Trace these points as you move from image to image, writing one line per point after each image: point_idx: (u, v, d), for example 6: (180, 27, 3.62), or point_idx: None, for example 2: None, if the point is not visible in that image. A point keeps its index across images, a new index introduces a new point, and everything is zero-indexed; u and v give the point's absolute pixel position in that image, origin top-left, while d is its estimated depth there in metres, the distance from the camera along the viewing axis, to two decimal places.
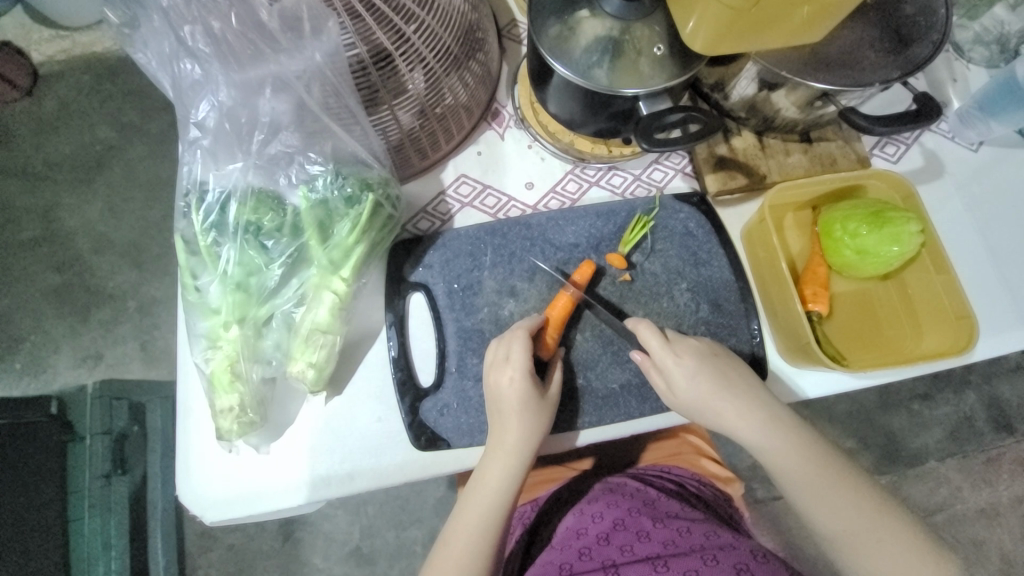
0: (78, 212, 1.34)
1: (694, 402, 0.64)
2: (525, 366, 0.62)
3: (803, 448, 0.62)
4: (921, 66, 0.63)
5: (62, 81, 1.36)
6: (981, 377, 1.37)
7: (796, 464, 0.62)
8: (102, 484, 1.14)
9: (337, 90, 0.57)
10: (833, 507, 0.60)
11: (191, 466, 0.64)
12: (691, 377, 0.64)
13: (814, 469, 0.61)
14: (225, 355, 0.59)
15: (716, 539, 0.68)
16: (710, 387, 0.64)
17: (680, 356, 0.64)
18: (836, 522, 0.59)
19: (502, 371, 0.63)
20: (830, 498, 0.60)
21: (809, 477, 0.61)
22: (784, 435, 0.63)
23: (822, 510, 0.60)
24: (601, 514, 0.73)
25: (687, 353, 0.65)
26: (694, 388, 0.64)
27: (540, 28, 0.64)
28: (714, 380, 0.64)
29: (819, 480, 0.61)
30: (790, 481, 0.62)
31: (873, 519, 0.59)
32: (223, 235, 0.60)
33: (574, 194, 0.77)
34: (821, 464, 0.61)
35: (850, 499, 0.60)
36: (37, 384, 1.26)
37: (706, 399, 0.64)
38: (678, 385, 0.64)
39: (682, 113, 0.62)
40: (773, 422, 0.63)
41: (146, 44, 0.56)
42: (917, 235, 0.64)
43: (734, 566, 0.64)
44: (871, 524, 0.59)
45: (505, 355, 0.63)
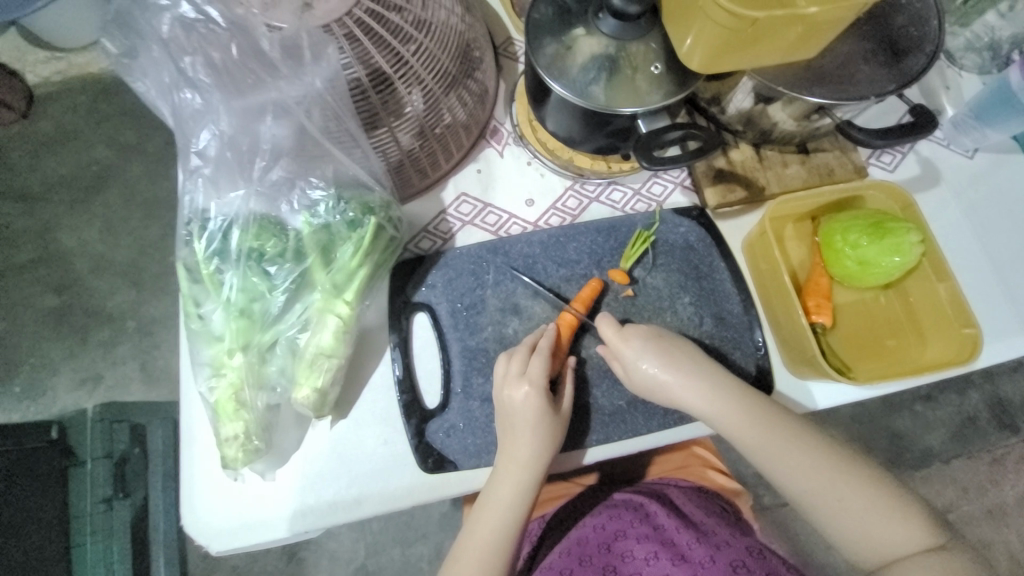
0: (77, 234, 1.33)
1: (645, 381, 0.63)
2: (543, 379, 0.62)
3: (760, 415, 0.61)
4: (915, 78, 0.64)
5: (59, 103, 1.37)
6: (982, 377, 1.37)
7: (748, 429, 0.61)
8: (105, 509, 1.14)
9: (337, 114, 0.58)
10: (791, 464, 0.59)
11: (195, 497, 0.63)
12: (641, 359, 0.63)
13: (769, 430, 0.60)
14: (229, 383, 0.59)
15: (714, 539, 0.68)
16: (659, 366, 0.63)
17: (629, 340, 0.64)
18: (798, 479, 0.59)
19: (516, 386, 0.62)
20: (790, 457, 0.59)
21: (764, 441, 0.60)
22: (735, 403, 0.62)
23: (782, 468, 0.60)
24: (604, 525, 0.72)
25: (635, 337, 0.64)
26: (647, 372, 0.63)
27: (537, 48, 0.65)
28: (659, 358, 0.63)
29: (773, 437, 0.60)
30: (744, 445, 0.61)
31: (833, 472, 0.59)
32: (225, 262, 0.60)
33: (574, 210, 0.78)
34: (773, 423, 0.61)
35: (808, 453, 0.59)
36: (37, 408, 1.25)
37: (657, 380, 0.63)
38: (636, 370, 0.64)
39: (681, 130, 0.62)
40: (719, 392, 0.62)
41: (147, 74, 0.56)
42: (917, 245, 0.64)
43: (730, 564, 0.64)
44: (829, 475, 0.58)
45: (518, 372, 0.63)
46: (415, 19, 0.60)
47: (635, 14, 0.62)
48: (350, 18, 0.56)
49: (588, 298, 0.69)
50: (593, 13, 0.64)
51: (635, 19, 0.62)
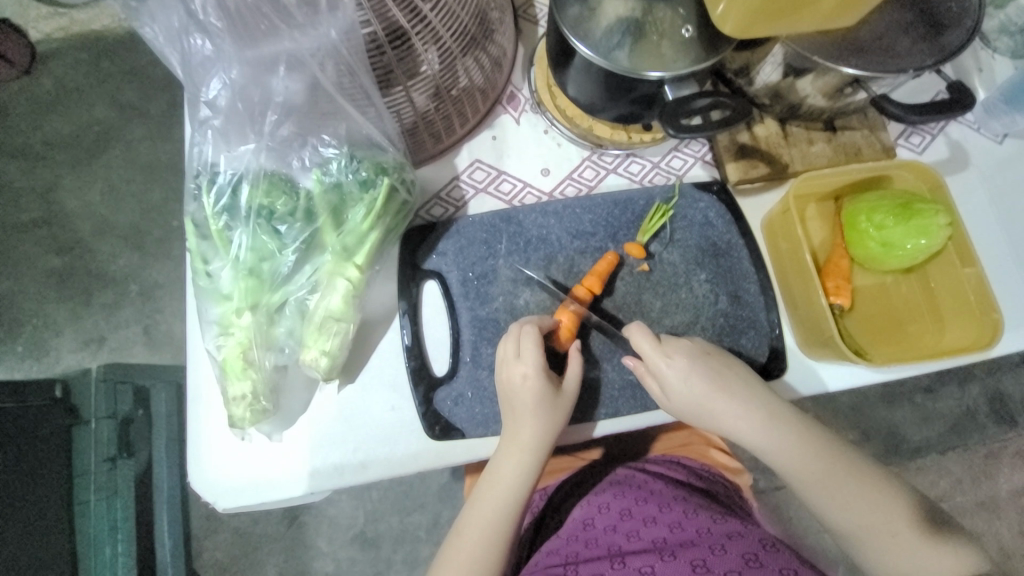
0: (79, 194, 1.31)
1: (686, 401, 0.62)
2: (538, 363, 0.61)
3: (811, 447, 0.61)
4: (954, 53, 0.61)
5: (60, 59, 1.33)
6: (984, 371, 1.37)
7: (798, 461, 0.61)
8: (109, 468, 1.14)
9: (352, 69, 0.55)
10: (841, 499, 0.59)
11: (201, 455, 0.63)
12: (684, 379, 0.62)
13: (819, 463, 0.60)
14: (237, 342, 0.58)
15: (724, 527, 0.68)
16: (704, 388, 0.62)
17: (671, 356, 0.62)
18: (848, 514, 0.59)
19: (514, 369, 0.61)
20: (840, 492, 0.59)
21: (813, 473, 0.60)
22: (785, 432, 0.61)
23: (832, 503, 0.60)
24: (609, 504, 0.73)
25: (678, 353, 0.63)
26: (689, 392, 0.62)
27: (561, 8, 0.62)
28: (706, 379, 0.62)
29: (823, 470, 0.60)
30: (794, 475, 0.61)
31: (884, 509, 0.58)
32: (235, 219, 0.58)
33: (591, 181, 0.76)
34: (823, 456, 0.61)
35: (858, 488, 0.59)
36: (41, 367, 1.26)
37: (702, 402, 0.62)
38: (675, 389, 0.63)
39: (711, 98, 0.59)
40: (770, 419, 0.61)
41: (154, 18, 0.54)
42: (945, 228, 0.62)
43: (742, 555, 0.64)
44: (880, 513, 0.58)
45: (515, 353, 0.62)
46: None
47: None
48: None
49: (602, 273, 0.67)
50: None
51: None
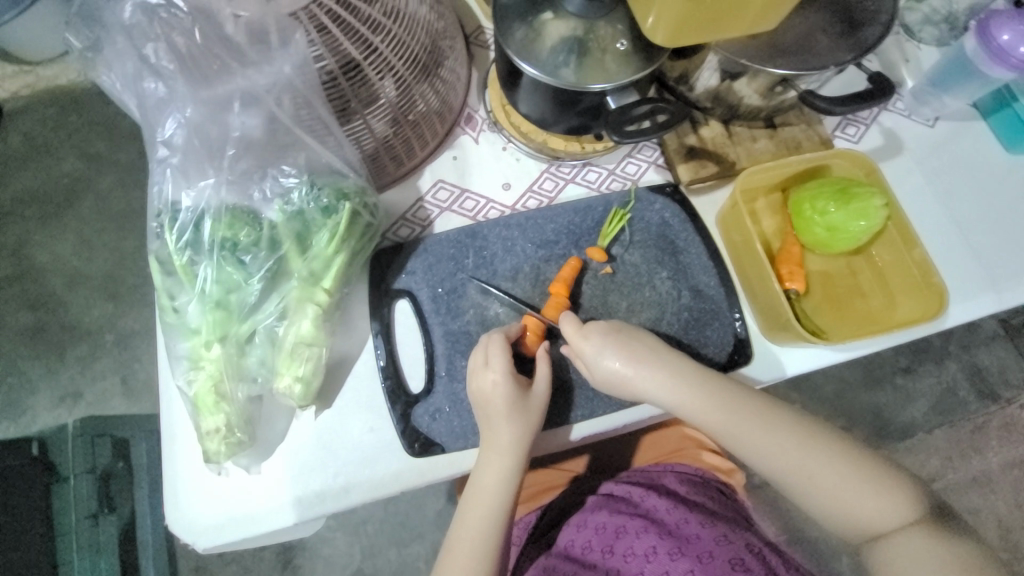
0: (50, 248, 1.30)
1: (611, 378, 0.64)
2: (505, 367, 0.62)
3: (727, 402, 0.62)
4: (872, 48, 0.66)
5: (26, 116, 1.34)
6: (959, 348, 1.41)
7: (720, 419, 0.62)
8: (90, 525, 1.12)
9: (308, 101, 0.58)
10: (767, 447, 0.61)
11: (179, 495, 0.62)
12: (600, 356, 0.64)
13: (737, 415, 0.62)
14: (208, 375, 0.58)
15: (713, 532, 0.69)
16: (622, 363, 0.63)
17: (588, 337, 0.64)
18: (774, 460, 0.60)
19: (484, 375, 0.62)
20: (765, 442, 0.61)
21: (732, 426, 0.62)
22: (707, 393, 0.63)
23: (754, 453, 0.61)
24: (604, 523, 0.73)
25: (594, 334, 0.64)
26: (608, 366, 0.64)
27: (506, 31, 0.65)
28: (618, 352, 0.64)
29: (741, 422, 0.61)
30: (716, 431, 0.62)
31: (808, 448, 0.60)
32: (199, 253, 0.58)
33: (551, 192, 0.78)
34: (743, 407, 0.62)
35: (782, 432, 0.61)
36: (15, 427, 1.22)
37: (621, 374, 0.64)
38: (598, 368, 0.64)
39: (649, 104, 0.63)
40: (684, 384, 0.63)
41: (110, 66, 0.55)
42: (882, 208, 0.66)
43: (730, 560, 0.66)
44: (804, 452, 0.60)
45: (484, 360, 0.63)
46: (386, 8, 0.60)
47: None
48: (318, 6, 0.56)
49: (567, 278, 0.69)
50: None
51: None
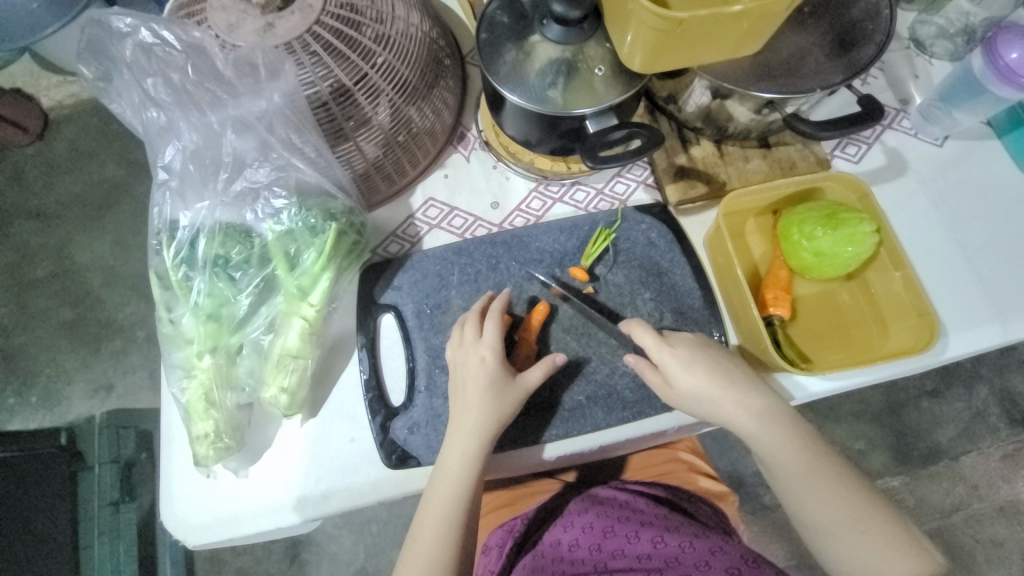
0: (89, 249, 1.40)
1: (690, 393, 0.63)
2: (497, 345, 0.65)
3: (795, 438, 0.61)
4: (866, 67, 0.64)
5: (72, 124, 1.45)
6: (990, 371, 1.34)
7: (782, 451, 0.61)
8: (112, 511, 1.20)
9: (298, 127, 0.62)
10: (822, 496, 0.59)
11: (172, 494, 0.66)
12: (686, 366, 0.64)
13: (802, 453, 0.60)
14: (199, 383, 0.62)
15: (707, 544, 0.68)
16: (705, 377, 0.63)
17: (674, 347, 0.65)
18: (824, 506, 0.58)
19: (473, 348, 0.65)
20: (820, 491, 0.59)
21: (794, 461, 0.60)
22: (778, 426, 0.62)
23: (808, 494, 0.59)
24: (592, 524, 0.74)
25: (680, 344, 0.65)
26: (690, 377, 0.63)
27: (491, 55, 0.67)
28: (707, 367, 0.64)
29: (804, 461, 0.60)
30: (775, 462, 0.61)
31: (861, 512, 0.58)
32: (193, 269, 0.62)
33: (538, 211, 0.80)
34: (812, 449, 0.61)
35: (843, 489, 0.59)
36: (53, 416, 1.31)
37: (702, 386, 0.63)
38: (678, 376, 0.64)
39: (625, 130, 0.64)
40: (767, 409, 0.62)
41: (120, 95, 0.61)
42: (872, 235, 0.64)
43: (725, 569, 0.64)
44: (857, 515, 0.58)
45: (477, 335, 0.66)
46: (376, 35, 0.65)
47: (578, 19, 0.63)
48: (311, 35, 0.61)
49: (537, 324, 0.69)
50: (541, 19, 0.65)
51: (578, 23, 0.63)
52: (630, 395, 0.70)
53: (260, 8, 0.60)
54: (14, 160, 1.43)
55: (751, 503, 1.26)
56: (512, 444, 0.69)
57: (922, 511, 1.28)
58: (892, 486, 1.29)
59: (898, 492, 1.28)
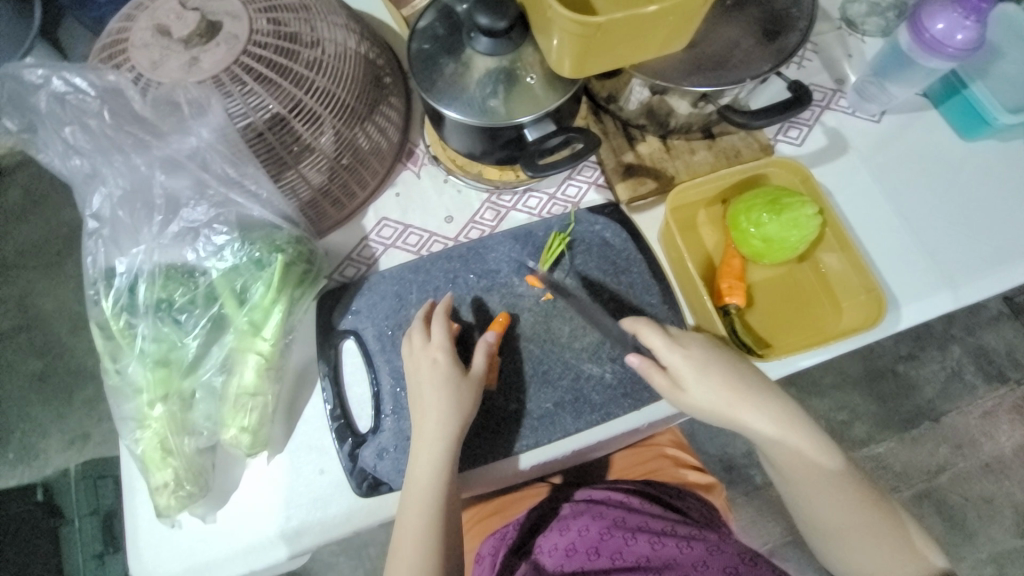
0: (51, 296, 1.36)
1: (706, 400, 0.62)
2: (446, 344, 0.65)
3: (811, 446, 0.62)
4: (793, 53, 0.65)
5: (22, 171, 1.41)
6: (961, 331, 1.38)
7: (799, 459, 0.62)
8: (96, 564, 1.19)
9: (234, 161, 0.62)
10: (831, 501, 0.61)
11: (139, 548, 0.64)
12: (701, 372, 0.62)
13: (818, 460, 0.62)
14: (154, 433, 0.60)
15: (705, 544, 0.69)
16: (723, 383, 0.62)
17: (687, 348, 0.63)
18: (834, 511, 0.61)
19: (421, 354, 0.65)
20: (832, 498, 0.61)
21: (810, 469, 0.62)
22: (795, 432, 0.62)
23: (821, 499, 0.61)
24: (589, 527, 0.72)
25: (694, 347, 0.63)
26: (705, 382, 0.62)
27: (426, 71, 0.66)
28: (724, 373, 0.62)
29: (818, 468, 0.61)
30: (791, 468, 0.62)
31: (867, 517, 0.61)
32: (135, 315, 0.60)
33: (492, 221, 0.79)
34: (826, 457, 0.62)
35: (853, 494, 0.61)
36: (35, 470, 1.26)
37: (719, 393, 0.62)
38: (692, 380, 0.62)
39: (563, 135, 0.64)
40: (784, 417, 0.62)
41: (45, 144, 0.59)
42: (814, 218, 0.66)
43: (724, 569, 0.65)
44: (866, 519, 0.61)
45: (425, 339, 0.66)
46: (308, 60, 0.64)
47: (504, 30, 0.62)
48: (237, 66, 0.60)
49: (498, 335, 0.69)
50: (469, 33, 0.65)
51: (505, 34, 0.63)
52: (598, 398, 0.70)
53: (183, 43, 0.59)
54: None
55: (743, 484, 1.27)
56: (485, 458, 0.68)
57: (908, 475, 1.30)
58: (877, 454, 1.31)
59: (885, 458, 1.31)
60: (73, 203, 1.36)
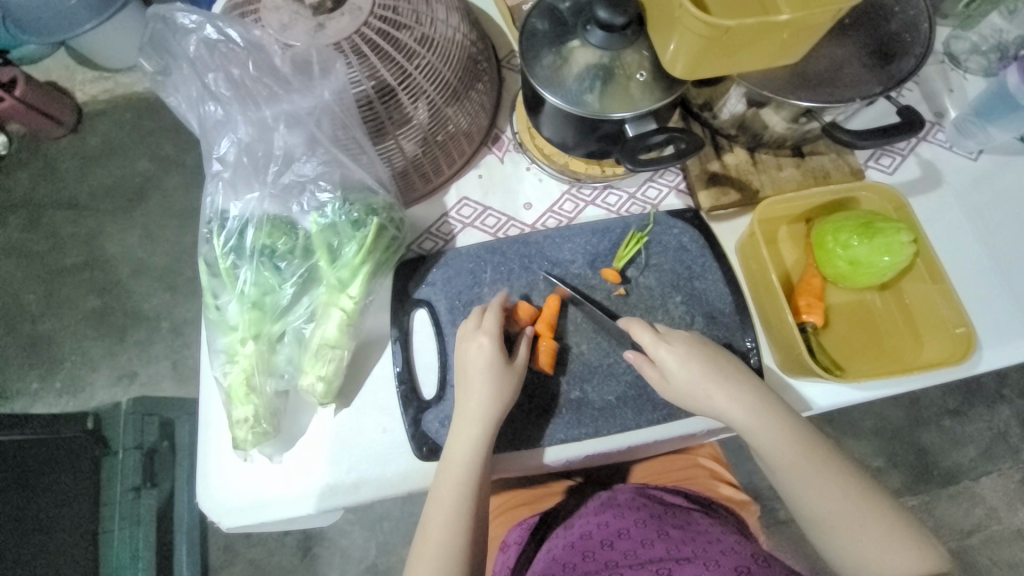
0: (118, 239, 1.44)
1: (686, 386, 0.64)
2: (495, 331, 0.66)
3: (790, 433, 0.61)
4: (906, 78, 0.65)
5: (106, 119, 1.50)
6: (1014, 392, 1.32)
7: (778, 446, 0.60)
8: (133, 497, 1.21)
9: (345, 124, 0.64)
10: (816, 487, 0.58)
11: (210, 477, 0.68)
12: (682, 363, 0.64)
13: (798, 447, 0.60)
14: (241, 368, 0.64)
15: (720, 546, 0.67)
16: (701, 373, 0.63)
17: (670, 343, 0.65)
18: (820, 500, 0.58)
19: (472, 337, 0.66)
20: (816, 484, 0.58)
21: (790, 456, 0.60)
22: (771, 418, 0.61)
23: (805, 487, 0.59)
24: (608, 523, 0.73)
25: (676, 340, 0.65)
26: (687, 373, 0.63)
27: (535, 59, 0.68)
28: (702, 363, 0.64)
29: (800, 455, 0.59)
30: (772, 457, 0.61)
31: (856, 506, 0.57)
32: (241, 258, 0.65)
33: (571, 213, 0.81)
34: (807, 444, 0.60)
35: (839, 482, 0.58)
36: (77, 402, 1.35)
37: (699, 384, 0.63)
38: (675, 372, 0.64)
39: (666, 134, 0.64)
40: (760, 406, 0.62)
41: (177, 89, 0.64)
42: (908, 245, 0.65)
43: (735, 567, 0.62)
44: (854, 509, 0.57)
45: (476, 325, 0.67)
46: (420, 37, 0.67)
47: (622, 25, 0.64)
48: (359, 36, 0.63)
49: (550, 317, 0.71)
50: (584, 25, 0.66)
51: (622, 30, 0.64)
52: (659, 398, 0.70)
53: (313, 9, 0.63)
54: (50, 152, 1.49)
55: (767, 515, 1.25)
56: (542, 441, 0.69)
57: (940, 531, 1.25)
58: (911, 505, 1.26)
59: (917, 511, 1.26)
60: (113, 156, 1.48)
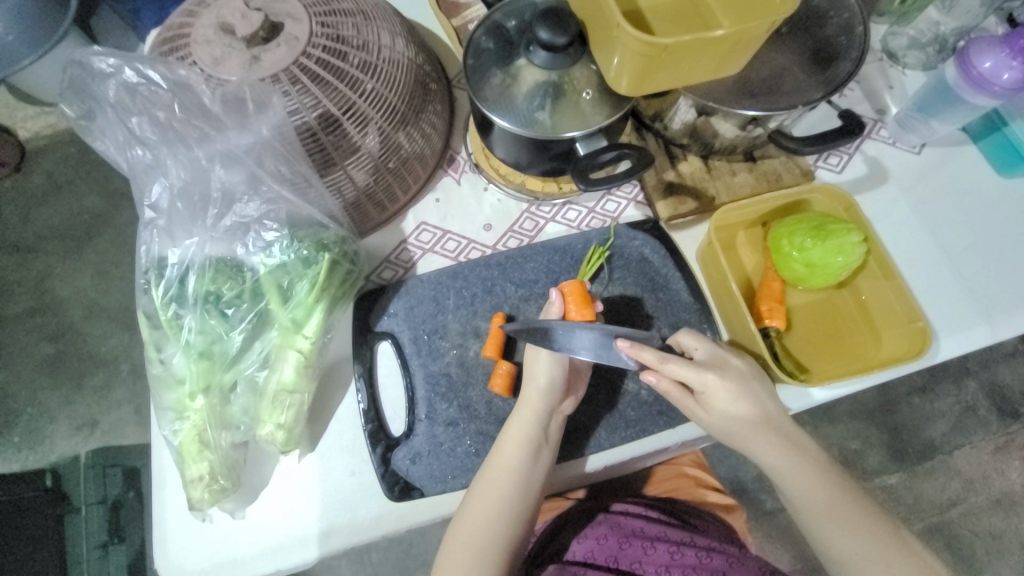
0: (69, 281, 1.36)
1: (726, 422, 0.62)
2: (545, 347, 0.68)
3: (822, 477, 0.61)
4: (846, 81, 0.66)
5: (50, 156, 1.42)
6: (978, 365, 1.36)
7: (808, 487, 0.61)
8: (100, 555, 1.17)
9: (288, 158, 0.62)
10: (846, 530, 0.59)
11: (167, 541, 0.64)
12: (730, 401, 0.62)
13: (830, 491, 0.61)
14: (192, 425, 0.60)
15: (726, 556, 0.69)
16: (746, 413, 0.62)
17: (722, 383, 0.61)
18: (849, 545, 0.58)
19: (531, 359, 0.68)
20: (842, 524, 0.59)
21: (821, 499, 0.60)
22: (806, 462, 0.62)
23: (834, 531, 0.59)
24: (606, 536, 0.72)
25: (730, 378, 0.62)
26: (733, 412, 0.62)
27: (482, 80, 0.67)
28: (750, 405, 0.62)
29: (833, 499, 0.60)
30: (804, 502, 0.61)
31: (884, 551, 0.58)
32: (183, 306, 0.61)
33: (531, 231, 0.80)
34: (840, 489, 0.61)
35: (866, 528, 0.59)
36: (37, 456, 1.25)
37: (745, 422, 0.62)
38: (719, 411, 0.62)
39: (616, 151, 0.64)
40: (796, 452, 0.62)
41: (103, 133, 0.61)
42: (859, 244, 0.66)
43: None
44: (883, 554, 0.58)
45: None
46: (363, 64, 0.64)
47: (564, 44, 0.62)
48: (297, 67, 0.61)
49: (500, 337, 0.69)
50: (527, 46, 0.66)
51: (564, 48, 0.63)
52: (632, 414, 0.70)
53: (245, 42, 0.60)
54: None
55: (753, 509, 1.25)
56: None
57: (920, 507, 1.29)
58: (891, 484, 1.30)
59: (897, 490, 1.29)
60: (61, 195, 1.40)
